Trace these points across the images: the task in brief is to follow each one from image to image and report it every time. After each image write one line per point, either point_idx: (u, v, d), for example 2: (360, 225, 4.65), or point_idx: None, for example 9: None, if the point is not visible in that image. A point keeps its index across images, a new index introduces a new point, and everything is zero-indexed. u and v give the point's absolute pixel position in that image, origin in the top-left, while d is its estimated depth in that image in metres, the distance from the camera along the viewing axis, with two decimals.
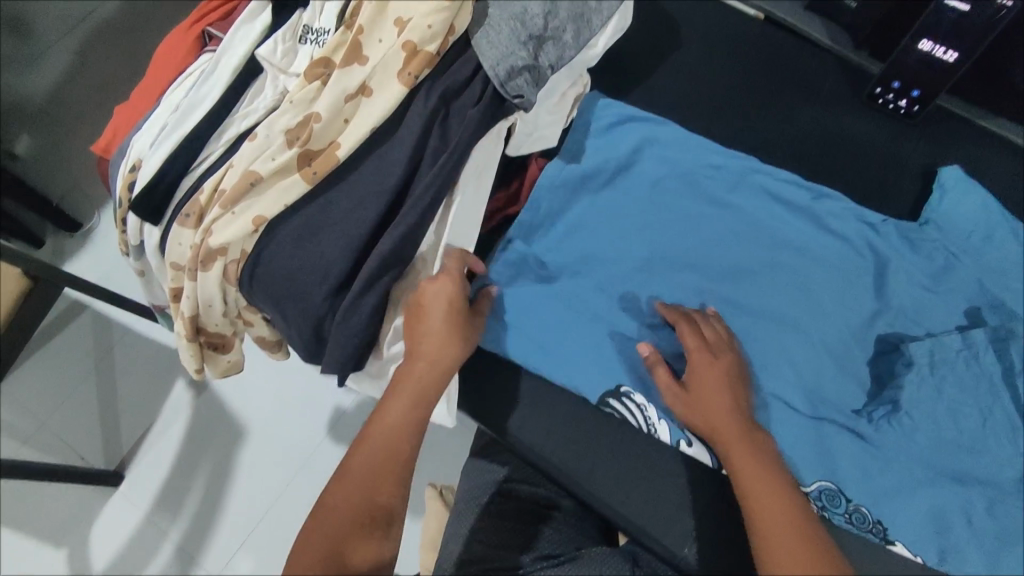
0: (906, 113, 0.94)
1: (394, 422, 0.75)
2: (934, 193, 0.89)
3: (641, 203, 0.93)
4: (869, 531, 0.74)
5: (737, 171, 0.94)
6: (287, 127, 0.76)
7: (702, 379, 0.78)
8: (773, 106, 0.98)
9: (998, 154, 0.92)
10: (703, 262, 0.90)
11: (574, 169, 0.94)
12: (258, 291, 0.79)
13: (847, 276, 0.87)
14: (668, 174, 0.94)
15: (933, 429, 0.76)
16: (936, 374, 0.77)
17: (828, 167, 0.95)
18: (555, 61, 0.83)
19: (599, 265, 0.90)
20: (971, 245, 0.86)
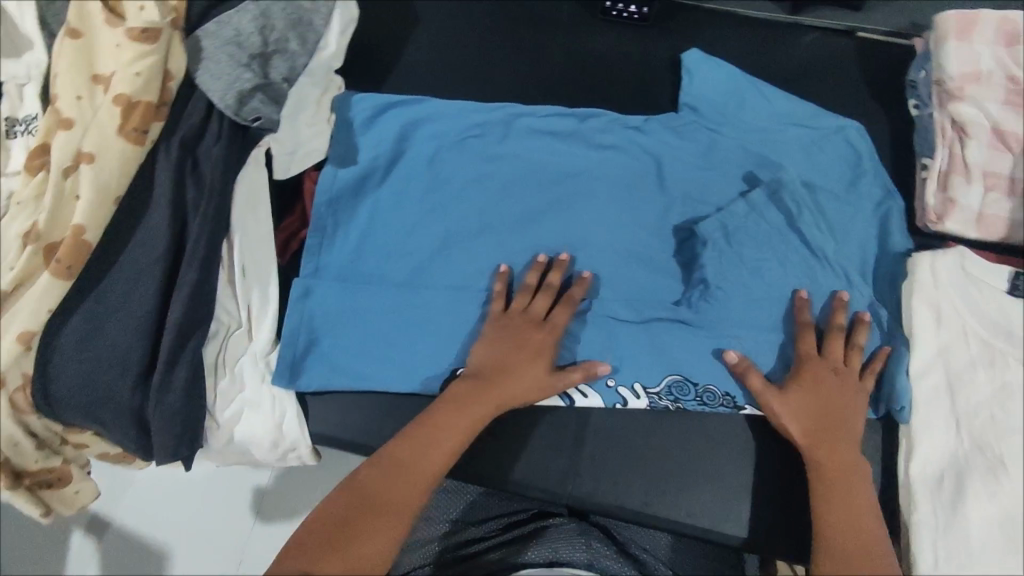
0: (639, 18, 0.95)
1: (445, 451, 0.71)
2: (686, 79, 0.89)
3: (430, 186, 0.85)
4: (720, 404, 0.78)
5: (510, 120, 0.88)
6: (20, 231, 0.72)
7: (802, 399, 0.73)
8: (527, 46, 0.95)
9: (735, 28, 0.95)
10: (498, 218, 0.84)
11: (346, 178, 0.84)
12: (62, 408, 0.74)
13: (643, 175, 0.85)
14: (444, 146, 0.86)
15: (744, 291, 0.79)
16: (730, 242, 0.80)
17: (599, 91, 0.92)
18: (289, 73, 0.82)
19: (407, 261, 0.82)
20: (729, 116, 0.87)
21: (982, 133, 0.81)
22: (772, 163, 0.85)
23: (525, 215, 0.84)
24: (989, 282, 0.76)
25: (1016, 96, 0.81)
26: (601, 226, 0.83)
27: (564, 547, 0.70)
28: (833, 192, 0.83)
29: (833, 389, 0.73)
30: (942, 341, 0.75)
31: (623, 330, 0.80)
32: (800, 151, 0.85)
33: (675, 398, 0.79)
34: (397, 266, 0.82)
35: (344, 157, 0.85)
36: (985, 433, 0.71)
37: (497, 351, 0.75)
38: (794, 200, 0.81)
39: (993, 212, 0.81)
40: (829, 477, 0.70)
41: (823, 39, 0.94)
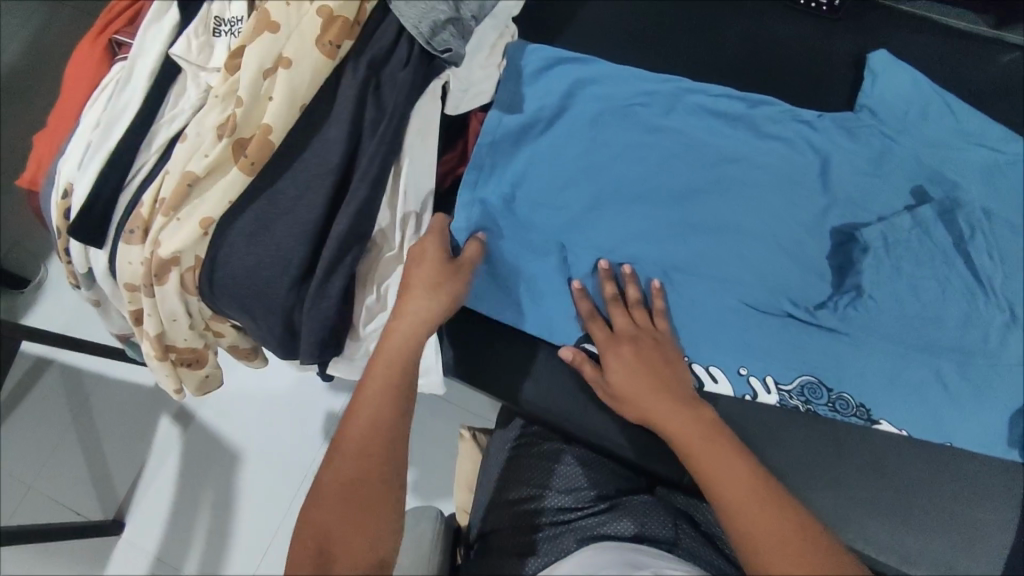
0: (827, 10, 0.91)
1: (394, 374, 0.67)
2: (867, 80, 0.85)
3: (589, 148, 0.85)
4: (853, 414, 0.77)
5: (677, 94, 0.86)
6: (215, 123, 0.76)
7: (620, 366, 0.73)
8: (703, 23, 0.93)
9: (929, 35, 0.90)
10: (649, 190, 0.83)
11: (508, 125, 0.85)
12: (222, 294, 0.79)
13: (811, 169, 0.82)
14: (608, 109, 0.86)
15: (901, 307, 0.76)
16: (891, 254, 0.77)
17: (772, 78, 0.90)
18: (478, 11, 0.82)
19: (555, 215, 0.83)
20: (910, 124, 0.82)
21: None
22: (951, 181, 0.79)
23: (679, 190, 0.83)
24: None
25: None
26: (760, 214, 0.80)
27: (651, 524, 0.72)
28: (1019, 222, 0.77)
29: (612, 369, 0.73)
30: None
31: (764, 323, 0.78)
32: (984, 173, 0.79)
33: (805, 399, 0.78)
34: (544, 218, 0.83)
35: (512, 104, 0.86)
36: None
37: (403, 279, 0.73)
38: (969, 223, 0.77)
39: None
40: (699, 446, 0.65)
41: None
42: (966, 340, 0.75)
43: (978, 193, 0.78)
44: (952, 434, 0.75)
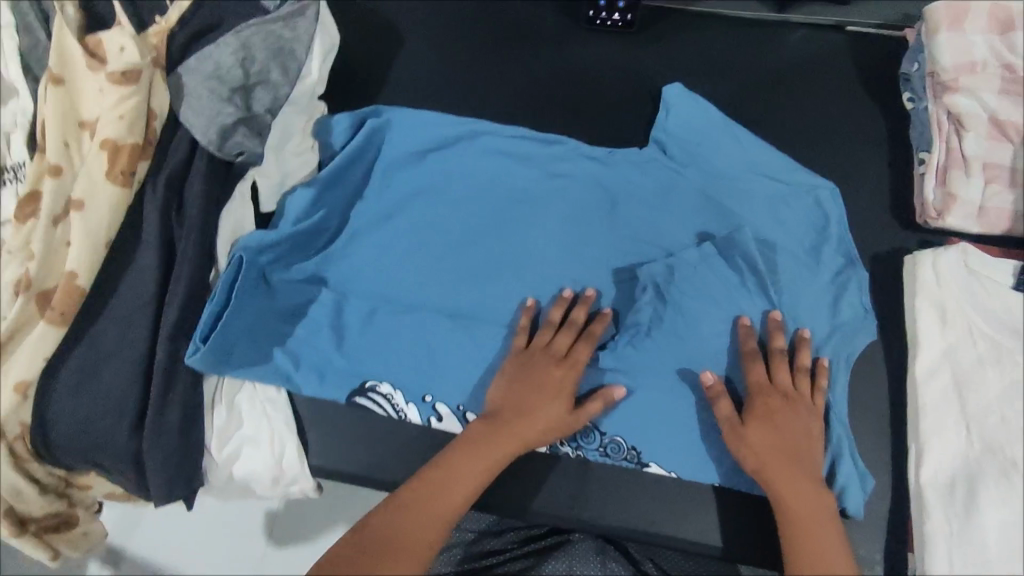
0: (623, 25, 0.93)
1: (477, 480, 0.71)
2: (662, 114, 0.87)
3: (379, 240, 0.85)
4: (623, 458, 0.77)
5: (474, 164, 0.87)
6: (14, 278, 0.73)
7: (759, 415, 0.71)
8: (509, 63, 0.94)
9: (720, 33, 0.94)
10: (457, 261, 0.84)
11: (293, 225, 0.83)
12: (60, 452, 0.74)
13: (605, 210, 0.85)
14: (408, 194, 0.88)
15: (687, 338, 0.78)
16: (673, 290, 0.79)
17: (584, 105, 0.91)
18: (271, 104, 0.81)
19: (333, 312, 0.82)
20: (695, 157, 0.86)
21: (980, 125, 0.80)
22: (757, 193, 0.83)
23: (465, 270, 0.83)
24: (993, 278, 0.74)
25: (1014, 84, 0.79)
26: (556, 265, 0.83)
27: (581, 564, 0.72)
28: (790, 254, 0.81)
29: (758, 404, 0.72)
30: (952, 341, 0.73)
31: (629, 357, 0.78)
32: (751, 205, 0.83)
33: (576, 444, 0.78)
34: (325, 317, 0.81)
35: (305, 201, 0.84)
36: (996, 435, 0.70)
37: (511, 369, 0.76)
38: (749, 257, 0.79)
39: (996, 204, 0.79)
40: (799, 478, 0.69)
41: (812, 35, 0.93)
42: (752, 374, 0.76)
43: (758, 225, 0.82)
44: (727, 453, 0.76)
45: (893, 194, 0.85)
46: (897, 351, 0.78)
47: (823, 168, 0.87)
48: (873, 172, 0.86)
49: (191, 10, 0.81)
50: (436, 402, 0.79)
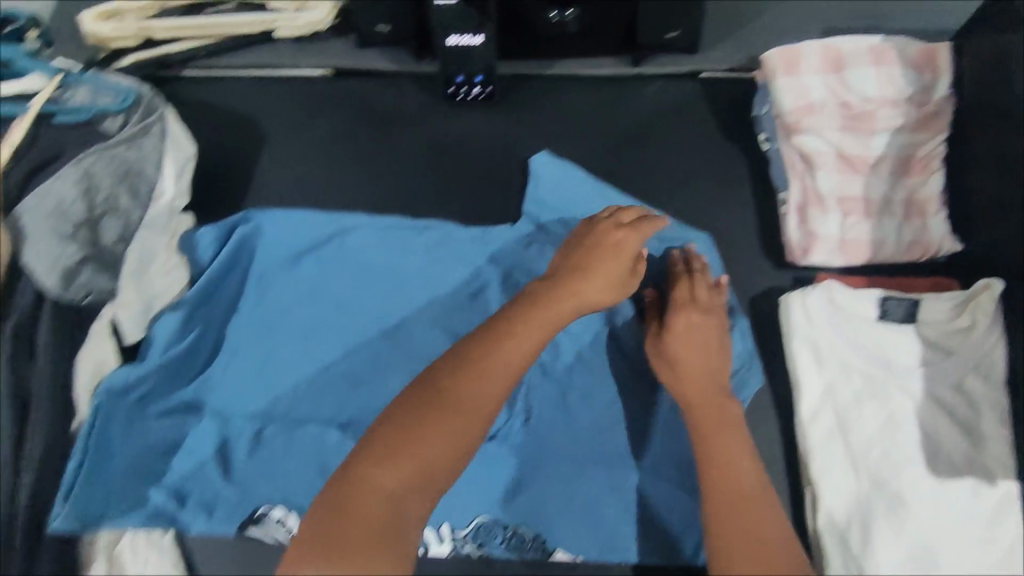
0: (485, 96, 0.94)
1: (531, 346, 0.65)
2: (533, 184, 0.88)
3: (258, 354, 0.83)
4: (529, 548, 0.76)
5: (349, 261, 0.87)
6: None
7: (681, 338, 0.75)
8: (380, 149, 0.95)
9: (580, 92, 0.95)
10: (341, 365, 0.83)
11: (160, 357, 0.78)
12: None
13: (486, 291, 0.85)
14: (284, 300, 0.85)
15: (579, 412, 0.79)
16: (557, 366, 0.81)
17: (459, 181, 0.92)
18: (122, 233, 0.80)
19: (218, 441, 0.79)
20: (569, 225, 0.86)
21: (829, 162, 0.83)
22: None
23: (350, 373, 0.82)
24: (859, 312, 0.76)
25: (852, 121, 0.82)
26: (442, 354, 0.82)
27: None
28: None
29: (677, 321, 0.75)
30: (830, 379, 0.75)
31: (521, 440, 0.78)
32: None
33: (481, 541, 0.76)
34: (210, 447, 0.79)
35: (174, 326, 0.79)
36: (879, 469, 0.71)
37: (588, 253, 0.74)
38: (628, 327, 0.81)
39: (855, 235, 0.82)
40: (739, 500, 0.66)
41: (667, 86, 0.95)
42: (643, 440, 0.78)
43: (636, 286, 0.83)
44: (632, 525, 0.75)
45: (762, 233, 0.87)
46: (785, 392, 0.79)
47: (694, 216, 0.89)
48: (741, 214, 0.88)
49: (25, 143, 0.76)
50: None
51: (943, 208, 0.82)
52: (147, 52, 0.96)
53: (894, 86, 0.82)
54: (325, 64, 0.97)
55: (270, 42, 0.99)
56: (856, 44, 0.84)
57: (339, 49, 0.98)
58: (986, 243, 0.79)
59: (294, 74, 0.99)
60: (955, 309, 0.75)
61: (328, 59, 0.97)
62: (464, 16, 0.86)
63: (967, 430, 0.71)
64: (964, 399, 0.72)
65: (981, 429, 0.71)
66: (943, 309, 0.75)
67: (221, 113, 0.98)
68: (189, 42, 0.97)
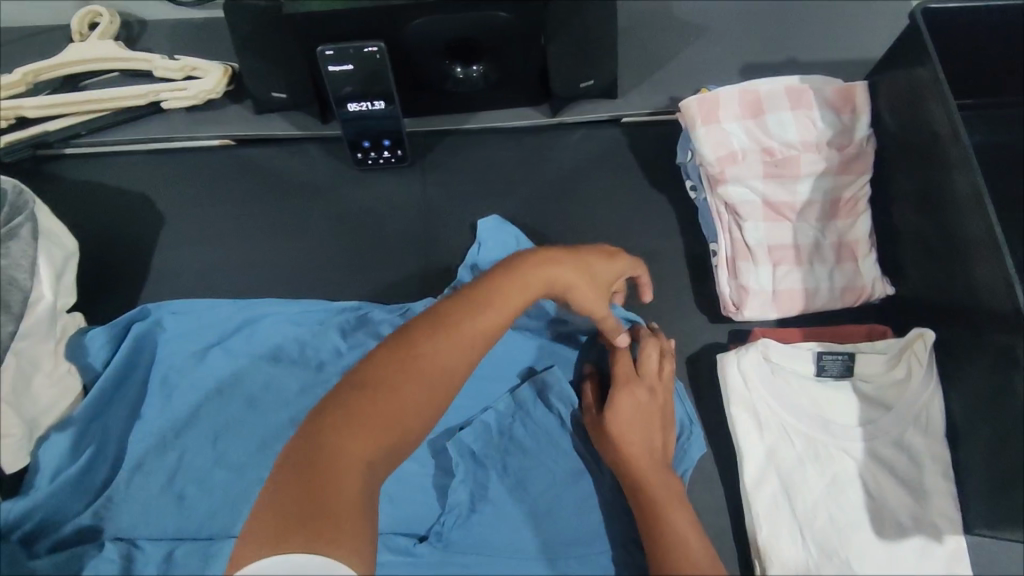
0: (396, 160, 0.88)
1: (505, 315, 0.62)
2: (473, 248, 0.82)
3: (163, 468, 0.74)
4: None
5: (261, 353, 0.80)
6: None
7: (620, 418, 0.70)
8: (289, 223, 0.88)
9: (499, 148, 0.91)
10: (252, 469, 0.74)
11: (49, 486, 0.69)
12: None
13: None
14: (191, 402, 0.77)
15: (521, 501, 0.72)
16: (494, 452, 0.74)
17: (377, 251, 0.87)
18: None
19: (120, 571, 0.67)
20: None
21: (755, 211, 0.80)
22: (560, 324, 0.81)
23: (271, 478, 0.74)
24: (794, 369, 0.74)
25: (775, 167, 0.80)
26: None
27: None
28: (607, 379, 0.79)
29: (620, 400, 0.71)
30: (771, 443, 0.72)
31: (455, 539, 0.70)
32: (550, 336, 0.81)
33: None
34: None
35: (64, 447, 0.71)
36: (828, 536, 0.68)
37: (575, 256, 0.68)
38: (564, 400, 0.76)
39: (787, 286, 0.79)
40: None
41: (588, 135, 0.92)
42: (590, 523, 0.71)
43: (569, 357, 0.80)
44: None
45: (695, 287, 0.84)
46: (728, 458, 0.76)
47: None
48: (673, 267, 0.85)
49: None
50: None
51: (872, 250, 0.81)
52: (17, 134, 0.87)
53: (813, 129, 0.80)
54: (221, 134, 0.90)
55: (159, 113, 0.91)
56: (773, 87, 0.81)
57: (236, 117, 0.91)
58: (916, 286, 0.78)
59: (190, 146, 0.91)
60: (890, 361, 0.73)
61: (224, 129, 0.90)
62: (361, 83, 0.80)
63: (910, 486, 0.69)
64: (905, 454, 0.70)
65: (924, 484, 0.69)
66: (878, 361, 0.73)
67: (110, 194, 0.90)
68: (70, 119, 0.88)
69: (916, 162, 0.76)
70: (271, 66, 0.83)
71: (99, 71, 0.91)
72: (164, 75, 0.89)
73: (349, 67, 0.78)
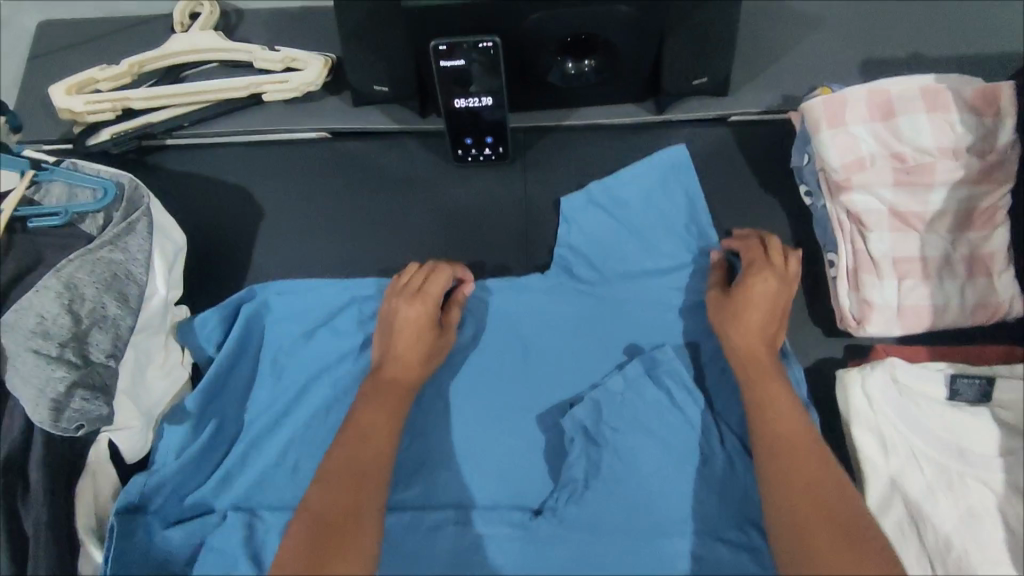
0: (496, 157, 0.86)
1: (380, 450, 0.66)
2: (564, 226, 0.82)
3: (280, 439, 0.75)
4: None
5: (367, 331, 0.80)
6: None
7: (751, 295, 0.72)
8: (388, 218, 0.88)
9: (601, 145, 0.88)
10: None
11: (173, 462, 0.72)
12: None
13: (516, 355, 0.78)
14: (297, 376, 0.78)
15: (637, 485, 0.70)
16: (606, 432, 0.72)
17: (475, 249, 0.86)
18: (112, 349, 0.71)
19: (246, 540, 0.70)
20: (599, 270, 0.80)
21: (881, 220, 0.75)
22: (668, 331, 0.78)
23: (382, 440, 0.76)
24: (924, 391, 0.69)
25: (907, 174, 0.75)
26: (472, 447, 0.74)
27: None
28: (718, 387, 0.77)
29: (762, 282, 0.72)
30: (900, 469, 0.68)
31: (572, 515, 0.69)
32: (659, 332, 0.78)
33: None
34: (235, 550, 0.69)
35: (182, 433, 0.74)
36: (964, 572, 0.64)
37: (394, 340, 0.73)
38: (675, 377, 0.74)
39: (914, 300, 0.74)
40: (804, 479, 0.61)
41: (696, 133, 0.87)
42: (709, 512, 0.69)
43: None
44: None
45: (809, 295, 0.80)
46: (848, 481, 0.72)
47: None
48: None
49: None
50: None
51: (1009, 265, 0.75)
52: (123, 125, 0.88)
53: (951, 134, 0.75)
54: (319, 127, 0.89)
55: (258, 105, 0.91)
56: (906, 86, 0.76)
57: (335, 110, 0.90)
58: None
59: (288, 140, 0.91)
60: None
61: (323, 121, 0.89)
62: (470, 79, 0.78)
63: None
64: None
65: None
66: (1017, 386, 0.68)
67: (210, 185, 0.90)
68: (175, 109, 0.88)
69: None
70: (377, 58, 0.82)
71: (200, 62, 0.91)
72: (264, 67, 0.89)
73: (462, 62, 0.77)
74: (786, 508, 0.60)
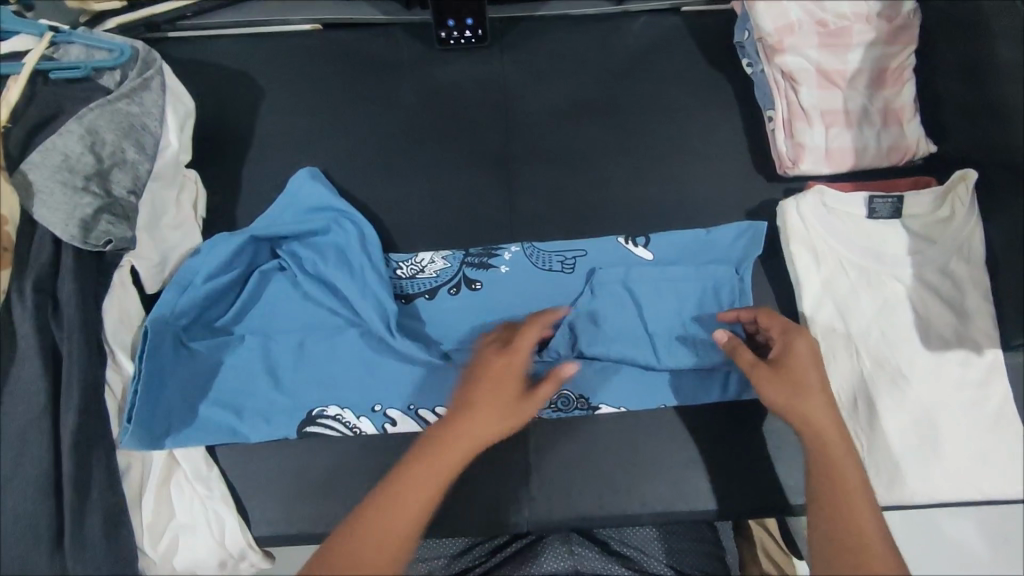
0: (476, 41, 0.97)
1: (422, 507, 0.59)
2: (587, 295, 0.82)
3: (286, 285, 0.84)
4: (575, 407, 0.79)
5: (367, 190, 0.92)
6: None
7: (794, 354, 0.66)
8: (377, 97, 0.97)
9: (568, 32, 0.99)
10: (355, 297, 0.81)
11: (203, 285, 0.81)
12: None
13: (500, 199, 0.91)
14: (302, 244, 0.85)
15: (602, 308, 0.81)
16: (580, 266, 0.85)
17: (458, 121, 0.95)
18: (133, 186, 0.78)
19: (262, 357, 0.81)
20: (569, 129, 0.94)
21: (809, 77, 0.87)
22: (629, 189, 0.91)
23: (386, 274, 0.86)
24: (849, 210, 0.82)
25: (828, 38, 0.87)
26: (462, 279, 0.85)
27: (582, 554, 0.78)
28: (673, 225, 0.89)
29: (801, 343, 0.67)
30: (831, 273, 0.80)
31: None
32: (622, 185, 0.91)
33: None
34: (254, 364, 0.81)
35: (202, 263, 0.82)
36: (882, 349, 0.77)
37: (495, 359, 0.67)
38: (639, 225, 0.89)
39: (838, 145, 0.87)
40: (821, 451, 0.62)
41: (651, 21, 0.99)
42: (658, 318, 0.81)
43: (638, 209, 0.90)
44: (670, 391, 0.79)
45: (751, 151, 0.93)
46: (786, 294, 0.84)
47: (689, 137, 0.93)
48: (730, 134, 0.93)
49: (23, 101, 0.75)
50: (387, 409, 0.80)
51: (915, 116, 0.88)
52: (128, 16, 0.94)
53: (864, 4, 0.88)
54: (314, 18, 0.98)
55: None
56: None
57: (328, 4, 0.99)
58: (955, 146, 0.86)
59: (283, 32, 1.00)
60: (935, 202, 0.81)
61: (317, 13, 0.98)
62: None
63: (953, 307, 0.78)
64: (948, 279, 0.78)
65: (966, 306, 0.76)
66: (925, 201, 0.81)
67: (211, 71, 0.98)
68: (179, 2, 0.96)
69: (958, 34, 0.83)
70: None
71: None
72: None
73: None
74: (825, 486, 0.61)
